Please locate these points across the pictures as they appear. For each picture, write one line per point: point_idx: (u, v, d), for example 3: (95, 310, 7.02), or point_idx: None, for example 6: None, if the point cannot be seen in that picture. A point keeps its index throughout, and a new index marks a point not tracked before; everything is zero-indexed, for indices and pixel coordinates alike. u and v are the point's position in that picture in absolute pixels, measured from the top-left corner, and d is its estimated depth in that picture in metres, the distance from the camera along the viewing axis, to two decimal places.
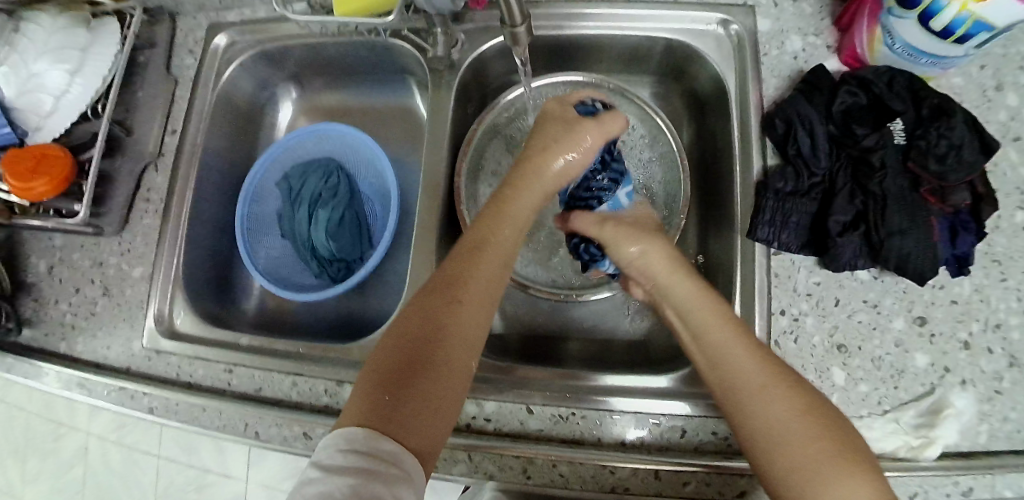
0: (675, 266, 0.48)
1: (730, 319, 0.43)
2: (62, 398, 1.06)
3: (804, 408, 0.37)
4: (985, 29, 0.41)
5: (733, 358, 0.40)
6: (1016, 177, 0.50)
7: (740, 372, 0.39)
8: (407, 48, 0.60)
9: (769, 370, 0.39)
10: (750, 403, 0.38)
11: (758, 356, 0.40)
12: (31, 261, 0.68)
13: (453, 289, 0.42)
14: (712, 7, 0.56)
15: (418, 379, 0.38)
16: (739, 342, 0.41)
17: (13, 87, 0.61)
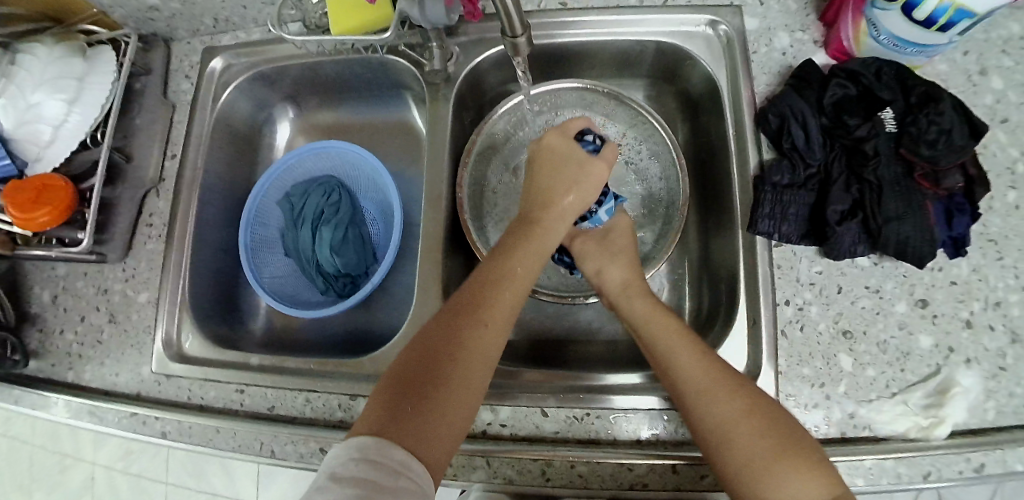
0: (629, 284, 0.52)
1: (683, 331, 0.47)
2: (66, 428, 1.05)
3: (750, 409, 0.41)
4: (967, 16, 0.43)
5: (685, 365, 0.44)
6: (1006, 157, 0.51)
7: (692, 377, 0.43)
8: (404, 64, 0.61)
9: (721, 375, 0.43)
10: (703, 406, 0.41)
11: (712, 363, 0.44)
12: (34, 292, 0.68)
13: (477, 313, 0.43)
14: (700, 9, 0.57)
15: (427, 390, 0.39)
16: (691, 349, 0.45)
17: (11, 119, 0.59)
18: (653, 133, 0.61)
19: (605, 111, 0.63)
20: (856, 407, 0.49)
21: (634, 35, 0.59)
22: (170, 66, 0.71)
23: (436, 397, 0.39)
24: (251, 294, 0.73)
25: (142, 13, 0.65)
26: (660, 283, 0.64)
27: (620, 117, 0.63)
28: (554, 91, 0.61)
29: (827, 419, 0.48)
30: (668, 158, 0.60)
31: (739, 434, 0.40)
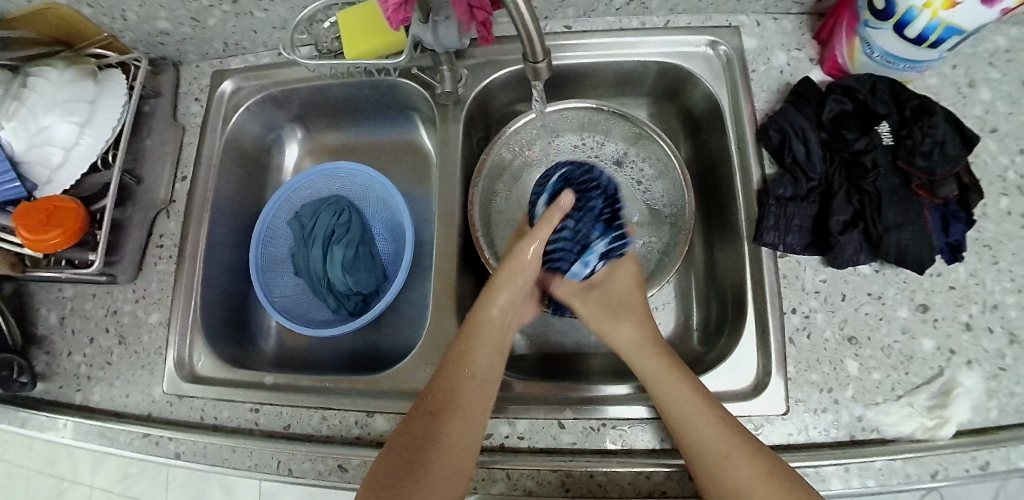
0: (643, 343, 0.52)
1: (701, 394, 0.47)
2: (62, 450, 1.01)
3: (767, 471, 0.42)
4: (956, 33, 0.45)
5: (701, 428, 0.45)
6: (997, 165, 0.54)
7: (705, 441, 0.44)
8: (416, 86, 0.63)
9: (734, 436, 0.44)
10: (720, 472, 0.43)
11: (724, 424, 0.45)
12: (41, 314, 0.67)
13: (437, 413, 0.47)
14: (700, 30, 0.60)
15: (408, 482, 0.43)
16: (705, 414, 0.45)
17: (22, 141, 0.59)
18: (655, 150, 0.62)
19: (604, 129, 0.65)
20: (863, 410, 0.50)
21: (638, 54, 0.61)
22: (179, 89, 0.72)
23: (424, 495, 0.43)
24: (260, 313, 0.73)
25: (153, 37, 0.66)
26: (668, 294, 0.65)
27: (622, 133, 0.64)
28: (556, 110, 0.62)
29: (836, 422, 0.50)
30: (670, 173, 0.61)
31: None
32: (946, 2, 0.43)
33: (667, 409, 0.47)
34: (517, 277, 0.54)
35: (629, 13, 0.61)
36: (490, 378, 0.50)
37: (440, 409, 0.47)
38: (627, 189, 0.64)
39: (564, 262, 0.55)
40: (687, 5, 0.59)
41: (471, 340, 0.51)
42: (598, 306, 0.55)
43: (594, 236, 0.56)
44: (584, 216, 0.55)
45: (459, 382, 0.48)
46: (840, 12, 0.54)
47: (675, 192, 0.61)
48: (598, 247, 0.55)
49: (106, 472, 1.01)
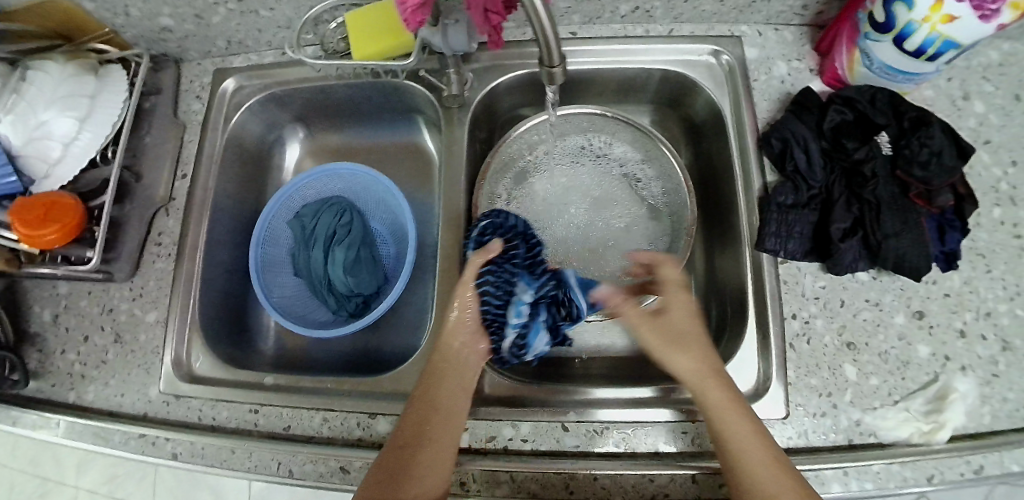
0: (708, 372, 0.46)
1: (751, 430, 0.43)
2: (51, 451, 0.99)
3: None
4: (953, 46, 0.47)
5: (756, 471, 0.41)
6: (990, 176, 0.55)
7: (762, 485, 0.41)
8: (421, 89, 0.63)
9: (787, 478, 0.41)
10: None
11: (774, 464, 0.42)
12: (34, 311, 0.66)
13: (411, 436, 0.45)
14: (703, 39, 0.61)
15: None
16: (756, 450, 0.42)
17: (20, 136, 0.57)
18: (659, 153, 0.62)
19: (609, 132, 0.65)
20: (861, 415, 0.51)
21: (642, 62, 0.62)
22: (180, 86, 0.71)
23: None
24: (259, 313, 0.72)
25: (155, 34, 0.66)
26: None
27: (626, 138, 0.64)
28: (564, 115, 0.63)
29: (835, 426, 0.51)
30: (672, 177, 0.62)
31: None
32: (945, 17, 0.44)
33: (725, 446, 0.43)
34: (462, 320, 0.51)
35: (634, 21, 0.62)
36: (457, 414, 0.47)
37: (411, 445, 0.44)
38: (630, 193, 0.65)
39: (496, 315, 0.53)
40: (691, 14, 0.60)
41: (435, 374, 0.48)
42: (664, 334, 0.49)
43: (516, 285, 0.55)
44: (501, 268, 0.55)
45: (426, 419, 0.45)
46: (840, 24, 0.55)
47: (676, 196, 0.61)
48: (525, 296, 0.55)
49: (93, 475, 0.98)
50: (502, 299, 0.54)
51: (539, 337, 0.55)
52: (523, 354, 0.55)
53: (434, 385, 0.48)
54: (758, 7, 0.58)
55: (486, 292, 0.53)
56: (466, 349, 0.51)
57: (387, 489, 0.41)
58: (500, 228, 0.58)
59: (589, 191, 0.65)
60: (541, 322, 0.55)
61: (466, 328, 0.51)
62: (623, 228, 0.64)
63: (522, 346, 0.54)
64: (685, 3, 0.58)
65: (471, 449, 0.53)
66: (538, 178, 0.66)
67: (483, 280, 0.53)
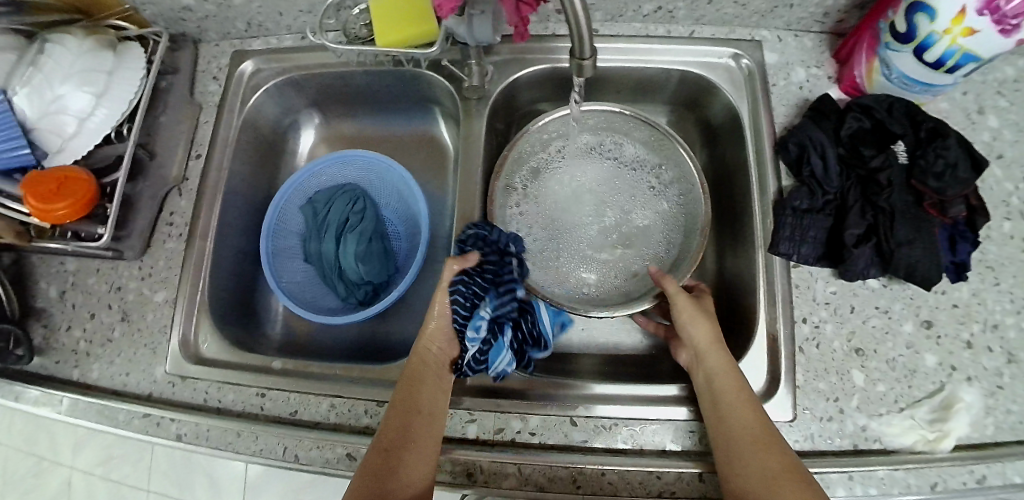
0: (719, 340, 0.51)
1: (745, 389, 0.47)
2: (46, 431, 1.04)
3: (791, 464, 0.42)
4: (972, 59, 0.47)
5: (746, 419, 0.45)
6: (1002, 190, 0.56)
7: (749, 431, 0.44)
8: (442, 79, 0.63)
9: (770, 430, 0.45)
10: (754, 458, 0.43)
11: (760, 417, 0.45)
12: (41, 286, 0.66)
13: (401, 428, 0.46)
14: (723, 42, 0.61)
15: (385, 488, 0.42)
16: (748, 402, 0.46)
17: (35, 108, 0.57)
18: (673, 155, 0.63)
19: (624, 132, 0.65)
20: (867, 420, 0.51)
21: (662, 62, 0.62)
22: (197, 67, 0.71)
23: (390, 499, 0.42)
24: (267, 298, 0.72)
25: (175, 13, 0.66)
26: None
27: (642, 138, 0.65)
28: (586, 111, 0.63)
29: (841, 430, 0.51)
30: (687, 180, 0.62)
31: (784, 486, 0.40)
32: (965, 30, 0.45)
33: (721, 397, 0.47)
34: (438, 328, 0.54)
35: (656, 21, 0.62)
36: (439, 413, 0.49)
37: (394, 449, 0.45)
38: (643, 194, 0.65)
39: (458, 328, 0.54)
40: (713, 17, 0.61)
41: (416, 382, 0.50)
42: (694, 302, 0.53)
43: (482, 300, 0.55)
44: (473, 280, 0.55)
45: (409, 422, 0.47)
46: (860, 33, 0.55)
47: (690, 198, 0.62)
48: (485, 312, 0.54)
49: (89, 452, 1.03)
50: (467, 313, 0.54)
51: (500, 355, 0.53)
52: (480, 368, 0.53)
53: (418, 385, 0.49)
54: (781, 12, 0.59)
55: (451, 301, 0.54)
56: (442, 356, 0.53)
57: (374, 479, 0.42)
58: (482, 240, 0.57)
59: (603, 190, 0.65)
60: (502, 341, 0.53)
61: (443, 335, 0.54)
62: (636, 227, 0.64)
63: (480, 361, 0.53)
64: (708, 5, 0.59)
65: (479, 441, 0.53)
66: (555, 175, 0.66)
67: (454, 289, 0.54)
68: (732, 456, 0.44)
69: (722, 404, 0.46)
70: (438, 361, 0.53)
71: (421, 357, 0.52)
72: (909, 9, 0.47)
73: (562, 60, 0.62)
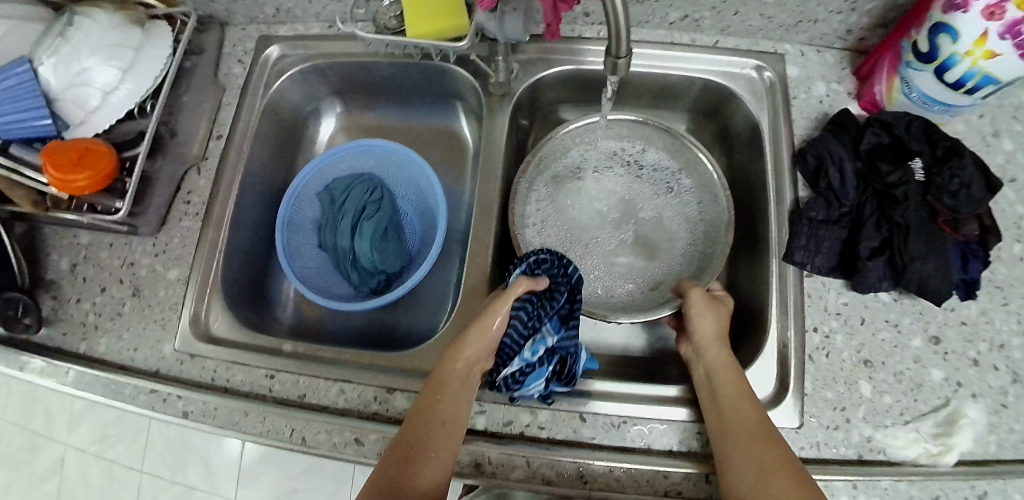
0: (723, 337, 0.51)
1: (745, 384, 0.47)
2: (42, 408, 1.15)
3: (786, 461, 0.41)
4: (992, 82, 0.48)
5: (743, 413, 0.44)
6: (1013, 213, 0.57)
7: (746, 424, 0.43)
8: (466, 75, 0.65)
9: (769, 426, 0.43)
10: (748, 451, 0.42)
11: (759, 413, 0.44)
12: (52, 258, 0.66)
13: (416, 435, 0.45)
14: (746, 54, 0.63)
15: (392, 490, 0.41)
16: (746, 397, 0.46)
17: (60, 79, 0.57)
18: (694, 162, 0.64)
19: (645, 140, 0.66)
20: (873, 432, 0.52)
21: (685, 69, 0.63)
22: (223, 49, 0.72)
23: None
24: (278, 282, 0.72)
25: None
26: None
27: (661, 144, 0.66)
28: (612, 118, 0.64)
29: (847, 440, 0.52)
30: (710, 188, 0.63)
31: (774, 479, 0.39)
32: (987, 52, 0.45)
33: (720, 391, 0.47)
34: (482, 336, 0.51)
35: (680, 29, 0.63)
36: (458, 425, 0.47)
37: (411, 457, 0.43)
38: (661, 199, 0.66)
39: (510, 345, 0.53)
40: (737, 27, 0.62)
41: (440, 387, 0.49)
42: (710, 300, 0.53)
43: (545, 326, 0.55)
44: (539, 304, 0.56)
45: (428, 429, 0.45)
46: (882, 51, 0.57)
47: (711, 205, 0.63)
48: (547, 340, 0.54)
49: (85, 431, 1.13)
50: (527, 333, 0.54)
51: (536, 381, 0.52)
52: (514, 388, 0.52)
53: (438, 393, 0.48)
54: (805, 27, 0.60)
55: (513, 317, 0.54)
56: (477, 362, 0.51)
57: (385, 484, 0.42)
58: (558, 268, 0.58)
59: (621, 197, 0.66)
60: (546, 369, 0.52)
61: (484, 345, 0.51)
62: (651, 232, 0.65)
63: (517, 380, 0.52)
64: (733, 16, 0.60)
65: (487, 432, 0.53)
66: (577, 181, 0.67)
67: (518, 306, 0.54)
68: (726, 448, 0.43)
69: (720, 398, 0.46)
70: (468, 368, 0.50)
71: (450, 363, 0.50)
72: (933, 30, 0.48)
73: (587, 62, 0.63)
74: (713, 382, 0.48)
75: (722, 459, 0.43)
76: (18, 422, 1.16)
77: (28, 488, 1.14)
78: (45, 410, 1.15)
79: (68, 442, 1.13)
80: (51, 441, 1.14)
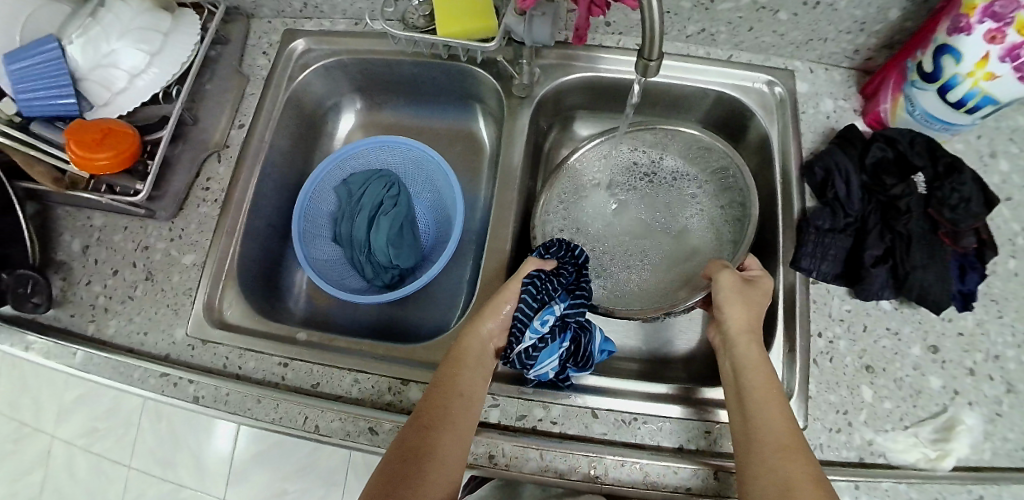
0: (751, 329, 0.52)
1: (777, 388, 0.47)
2: (30, 399, 1.14)
3: (813, 474, 0.41)
4: (991, 103, 0.51)
5: (772, 422, 0.44)
6: (1008, 230, 0.60)
7: (773, 432, 0.44)
8: (488, 78, 0.67)
9: (798, 436, 0.44)
10: (774, 462, 0.42)
11: (788, 421, 0.45)
12: (63, 239, 0.65)
13: (438, 406, 0.49)
14: (759, 69, 0.65)
15: (416, 459, 0.45)
16: (777, 402, 0.46)
17: (88, 60, 0.57)
18: (712, 169, 0.67)
19: (664, 146, 0.68)
20: (874, 435, 0.53)
21: (700, 81, 0.66)
22: (248, 41, 0.73)
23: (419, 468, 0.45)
24: (289, 274, 0.72)
25: None
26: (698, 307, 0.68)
27: (676, 148, 0.68)
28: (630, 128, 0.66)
29: (848, 443, 0.53)
30: (733, 194, 0.64)
31: (800, 493, 0.40)
32: (987, 74, 0.49)
33: (748, 396, 0.47)
34: (497, 313, 0.56)
35: (697, 42, 0.66)
36: (477, 398, 0.50)
37: (433, 425, 0.47)
38: (678, 204, 0.68)
39: (521, 319, 0.55)
40: (751, 43, 0.65)
41: (459, 363, 0.52)
42: (740, 286, 0.54)
43: (553, 299, 0.57)
44: (548, 279, 0.58)
45: (449, 400, 0.49)
46: (888, 72, 0.60)
47: (733, 210, 0.65)
48: (557, 309, 0.56)
49: (74, 425, 1.12)
50: (536, 305, 0.56)
51: (549, 358, 0.54)
52: (527, 364, 0.54)
53: (459, 367, 0.51)
54: (815, 45, 0.63)
55: (522, 292, 0.56)
56: (490, 339, 0.55)
57: (411, 450, 0.46)
58: (565, 250, 0.61)
59: (638, 204, 0.69)
60: (558, 347, 0.54)
61: (499, 321, 0.56)
62: (662, 238, 0.67)
63: (530, 356, 0.54)
64: (748, 32, 0.63)
65: (500, 426, 0.54)
66: (596, 190, 0.69)
67: (527, 281, 0.56)
68: (751, 456, 0.44)
69: (748, 401, 0.47)
70: (483, 342, 0.54)
71: (470, 340, 0.54)
72: (937, 51, 0.51)
73: (606, 70, 0.65)
74: (742, 382, 0.49)
75: (748, 462, 0.44)
76: (6, 411, 1.15)
77: (15, 476, 1.13)
78: (34, 401, 1.14)
79: (56, 434, 1.12)
80: (38, 432, 1.13)
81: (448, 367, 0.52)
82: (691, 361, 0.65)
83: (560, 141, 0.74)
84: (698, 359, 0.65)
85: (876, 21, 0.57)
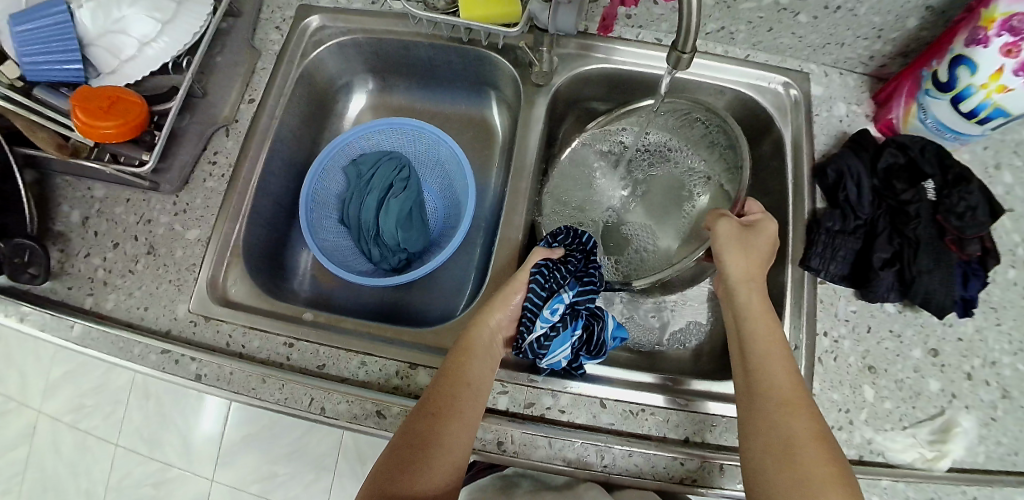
0: (751, 276, 0.52)
1: (779, 341, 0.48)
2: (19, 373, 1.12)
3: (816, 433, 0.42)
4: (1002, 115, 0.52)
5: (774, 378, 0.45)
6: (1010, 240, 0.61)
7: (775, 389, 0.45)
8: (505, 64, 0.67)
9: (801, 392, 0.45)
10: (777, 420, 0.43)
11: (792, 378, 0.46)
12: (62, 209, 0.63)
13: (443, 398, 0.48)
14: (776, 70, 0.66)
15: (419, 450, 0.45)
16: (780, 359, 0.47)
17: (98, 25, 0.55)
18: (699, 134, 0.66)
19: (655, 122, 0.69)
20: (873, 434, 0.54)
21: (717, 79, 0.67)
22: (260, 14, 0.71)
23: (422, 460, 0.45)
24: (294, 253, 0.72)
25: None
26: (703, 303, 0.68)
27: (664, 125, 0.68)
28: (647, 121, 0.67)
29: (849, 440, 0.54)
30: (727, 155, 0.63)
31: (802, 453, 0.41)
32: (1000, 87, 0.49)
33: (751, 350, 0.48)
34: (507, 303, 0.56)
35: (715, 40, 0.67)
36: (483, 390, 0.49)
37: (438, 415, 0.47)
38: (677, 182, 0.69)
39: (530, 309, 0.55)
40: (768, 44, 0.66)
41: (467, 353, 0.51)
42: (739, 233, 0.54)
43: (562, 287, 0.57)
44: (556, 268, 0.58)
45: (456, 390, 0.48)
46: (903, 79, 0.61)
47: (727, 167, 0.64)
48: (566, 296, 0.56)
49: (60, 401, 1.11)
50: (545, 295, 0.56)
51: (562, 346, 0.53)
52: (540, 353, 0.53)
53: (467, 356, 0.50)
54: (832, 49, 0.64)
55: (530, 280, 0.56)
56: (499, 329, 0.55)
57: (415, 439, 0.46)
58: (572, 238, 0.62)
59: (644, 192, 0.69)
60: (569, 335, 0.54)
61: (507, 311, 0.56)
62: (665, 220, 0.68)
63: (543, 346, 0.53)
64: (767, 32, 0.64)
65: (508, 413, 0.54)
66: (607, 184, 0.70)
67: (534, 270, 0.57)
68: (753, 412, 0.45)
69: (751, 357, 0.48)
70: (491, 334, 0.54)
71: (478, 330, 0.53)
72: (951, 61, 0.52)
73: (622, 62, 0.65)
74: (744, 333, 0.49)
75: (750, 419, 0.44)
76: None
77: None
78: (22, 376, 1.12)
79: (42, 410, 1.11)
80: (24, 407, 1.12)
81: (457, 354, 0.51)
82: (696, 355, 0.65)
83: (572, 131, 0.74)
84: (705, 355, 0.65)
85: (893, 29, 0.58)
